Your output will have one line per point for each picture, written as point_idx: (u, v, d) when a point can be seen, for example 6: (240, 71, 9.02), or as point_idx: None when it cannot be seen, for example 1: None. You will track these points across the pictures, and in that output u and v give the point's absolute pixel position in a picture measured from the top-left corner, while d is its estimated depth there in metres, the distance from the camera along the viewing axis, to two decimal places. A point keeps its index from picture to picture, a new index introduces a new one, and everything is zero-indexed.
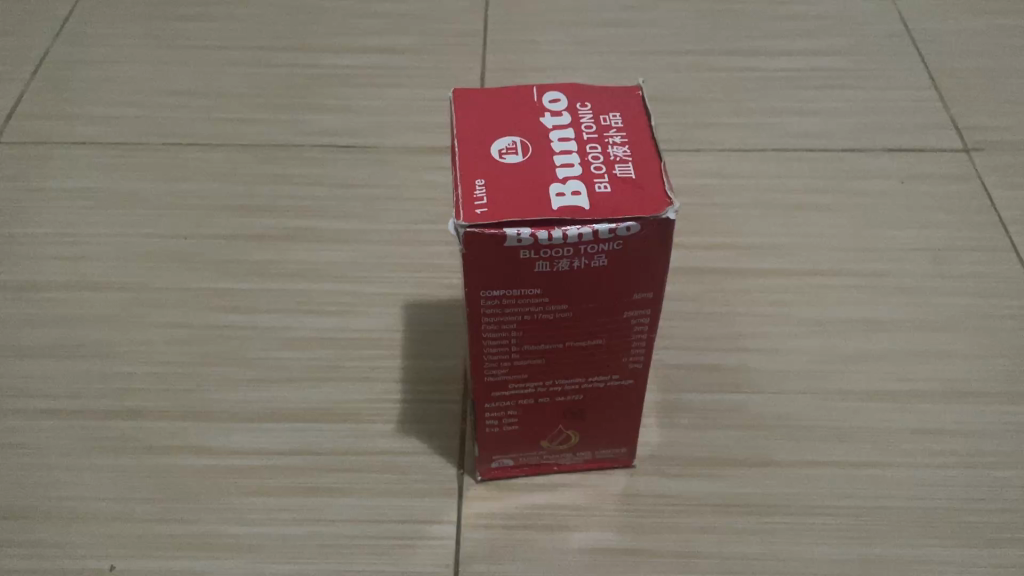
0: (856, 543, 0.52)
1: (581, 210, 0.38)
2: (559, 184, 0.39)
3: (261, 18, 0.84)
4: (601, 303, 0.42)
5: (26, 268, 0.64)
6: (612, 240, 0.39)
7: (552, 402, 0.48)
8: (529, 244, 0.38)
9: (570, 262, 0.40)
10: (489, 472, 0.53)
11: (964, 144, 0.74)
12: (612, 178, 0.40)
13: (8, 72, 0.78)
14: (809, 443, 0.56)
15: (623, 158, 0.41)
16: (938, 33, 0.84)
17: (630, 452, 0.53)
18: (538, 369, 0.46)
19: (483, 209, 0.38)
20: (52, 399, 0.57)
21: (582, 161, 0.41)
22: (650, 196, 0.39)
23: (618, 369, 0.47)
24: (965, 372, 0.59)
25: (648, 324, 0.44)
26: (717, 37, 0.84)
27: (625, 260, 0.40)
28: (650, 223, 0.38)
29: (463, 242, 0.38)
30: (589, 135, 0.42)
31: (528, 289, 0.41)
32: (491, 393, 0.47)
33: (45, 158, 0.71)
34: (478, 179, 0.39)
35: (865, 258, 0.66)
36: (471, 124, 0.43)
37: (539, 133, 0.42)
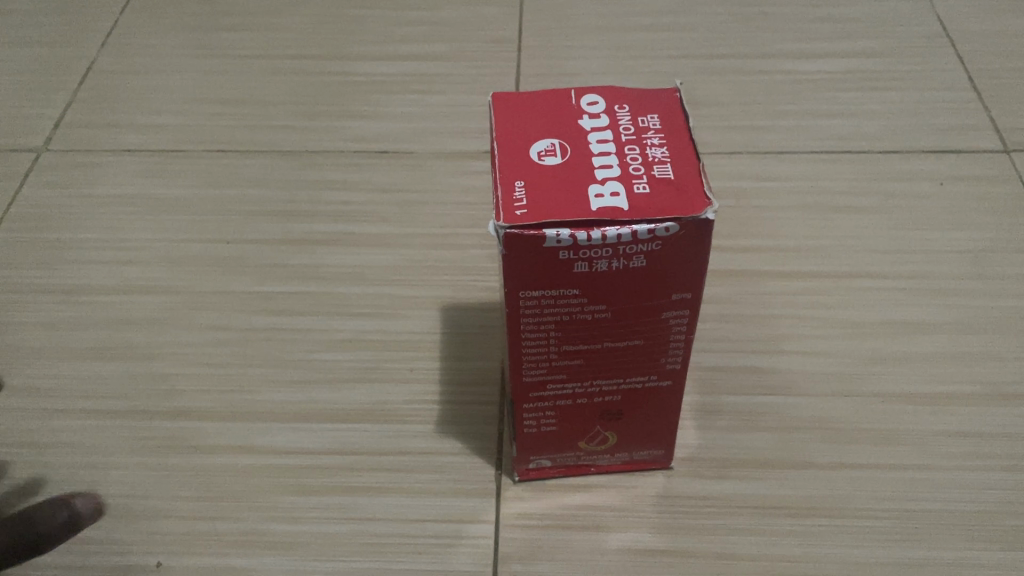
0: (899, 545, 0.51)
1: (621, 210, 0.38)
2: (598, 185, 0.39)
3: (299, 28, 0.86)
4: (639, 304, 0.42)
5: (75, 272, 0.66)
6: (651, 240, 0.38)
7: (590, 404, 0.48)
8: (569, 244, 0.38)
9: (608, 262, 0.40)
10: (528, 473, 0.53)
11: (1008, 144, 0.72)
12: (652, 179, 0.40)
13: (57, 83, 0.81)
14: (850, 446, 0.55)
15: (663, 159, 0.41)
16: (980, 33, 0.83)
17: (670, 453, 0.53)
18: (577, 370, 0.46)
19: (523, 211, 0.38)
20: (99, 399, 0.58)
21: (621, 163, 0.41)
22: (690, 196, 0.39)
23: (657, 371, 0.46)
24: (1010, 374, 0.58)
25: (687, 325, 0.44)
26: (751, 39, 0.83)
27: (664, 260, 0.40)
28: (690, 224, 0.38)
29: (503, 244, 0.38)
30: (627, 137, 0.42)
31: (567, 289, 0.41)
32: (530, 393, 0.47)
33: (94, 167, 0.73)
34: (518, 182, 0.40)
35: (905, 259, 0.65)
36: (513, 129, 0.43)
37: (578, 136, 0.43)
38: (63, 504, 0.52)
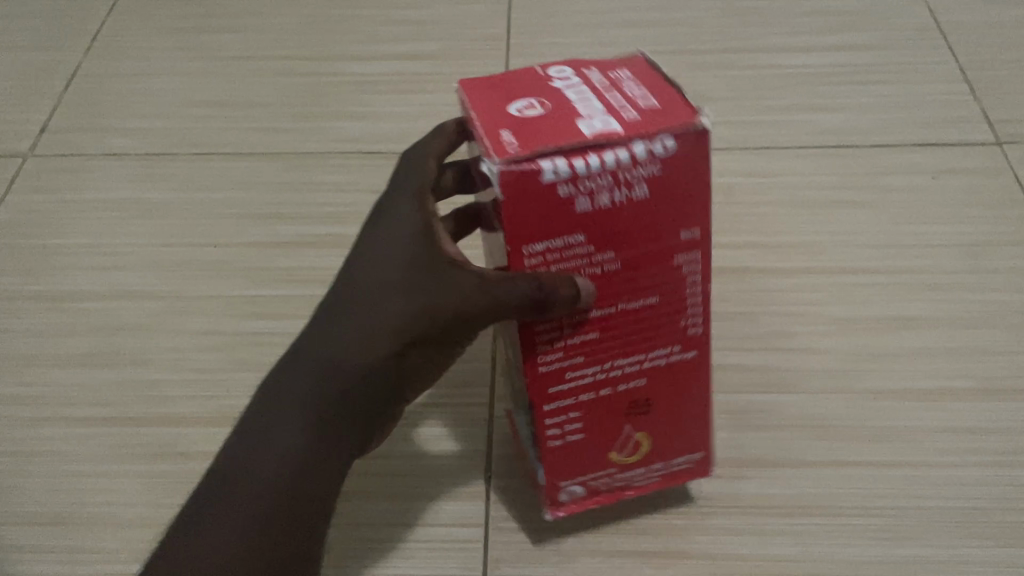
0: (893, 542, 0.50)
1: (614, 131, 0.36)
2: (585, 119, 0.37)
3: (287, 29, 0.85)
4: (649, 251, 0.39)
5: (62, 279, 0.66)
6: (650, 163, 0.36)
7: (618, 400, 0.43)
8: (567, 177, 0.35)
9: (611, 198, 0.37)
10: (564, 504, 0.47)
11: (999, 136, 0.72)
12: (638, 107, 0.38)
13: (43, 87, 0.80)
14: (842, 443, 0.55)
15: (644, 93, 0.39)
16: (970, 26, 0.82)
17: (711, 452, 0.48)
18: (596, 348, 0.41)
19: (513, 147, 0.35)
20: (85, 407, 0.58)
21: (601, 101, 0.39)
22: (679, 112, 0.37)
23: (680, 341, 0.42)
24: (1002, 369, 0.58)
25: (702, 272, 0.40)
26: (740, 34, 0.83)
27: (668, 185, 0.37)
28: (687, 132, 0.36)
29: (500, 184, 0.35)
30: (602, 84, 0.41)
31: (573, 240, 0.37)
32: (548, 389, 0.41)
33: (80, 171, 0.73)
34: (500, 129, 0.37)
35: (896, 254, 0.65)
36: (486, 87, 0.41)
37: (550, 87, 0.41)
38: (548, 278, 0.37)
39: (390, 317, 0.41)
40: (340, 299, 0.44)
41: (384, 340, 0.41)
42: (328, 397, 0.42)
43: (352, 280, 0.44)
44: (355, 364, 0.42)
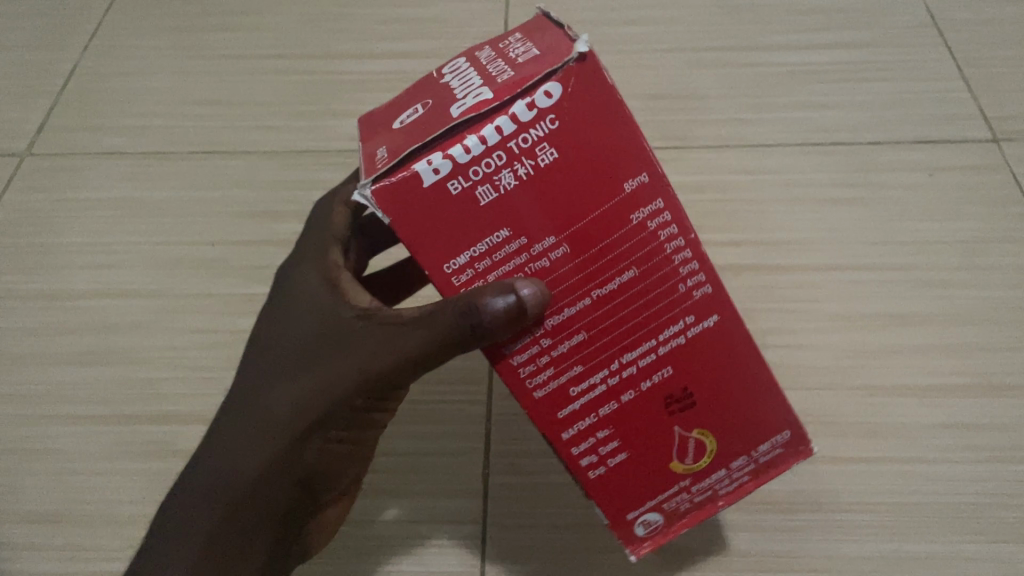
0: (886, 540, 0.51)
1: (486, 99, 0.34)
2: (461, 98, 0.35)
3: (283, 27, 0.85)
4: (596, 213, 0.35)
5: (61, 278, 0.66)
6: (541, 118, 0.33)
7: (649, 402, 0.38)
8: (450, 172, 0.33)
9: (512, 172, 0.34)
10: (647, 539, 0.41)
11: (996, 133, 0.72)
12: (517, 64, 0.35)
13: (40, 86, 0.80)
14: (838, 440, 0.55)
15: (527, 48, 0.36)
16: (967, 22, 0.82)
17: (799, 427, 0.40)
18: (594, 345, 0.37)
19: (381, 164, 0.34)
20: (85, 406, 0.58)
21: (481, 72, 0.36)
22: (559, 50, 0.34)
23: (689, 309, 0.37)
24: (998, 365, 0.58)
25: (670, 216, 0.35)
26: (738, 31, 0.83)
27: (574, 136, 0.34)
28: (570, 69, 0.33)
29: (376, 205, 0.33)
30: (486, 54, 0.38)
31: (496, 236, 0.35)
32: (558, 411, 0.38)
33: (77, 170, 0.73)
34: (376, 147, 0.35)
35: (892, 251, 0.65)
36: (374, 108, 0.40)
37: (432, 78, 0.39)
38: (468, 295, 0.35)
39: (296, 385, 0.42)
40: (256, 372, 0.44)
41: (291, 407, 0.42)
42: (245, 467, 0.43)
43: (266, 351, 0.45)
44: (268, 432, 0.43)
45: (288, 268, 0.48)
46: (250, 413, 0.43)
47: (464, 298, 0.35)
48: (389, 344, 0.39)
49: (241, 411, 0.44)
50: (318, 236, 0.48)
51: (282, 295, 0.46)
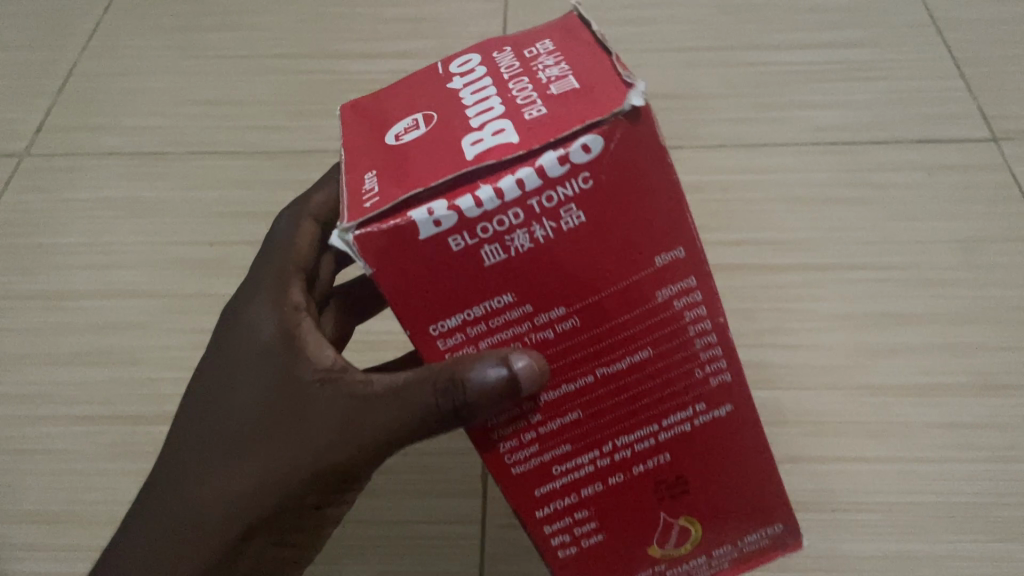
0: (885, 540, 0.52)
1: (511, 144, 0.30)
2: (475, 132, 0.31)
3: (282, 27, 0.85)
4: (614, 285, 0.31)
5: (60, 278, 0.66)
6: (572, 175, 0.29)
7: (640, 486, 0.34)
8: (455, 226, 0.29)
9: (528, 234, 0.30)
10: None
11: (995, 133, 0.72)
12: (550, 100, 0.31)
13: (39, 86, 0.80)
14: (836, 439, 0.55)
15: (559, 75, 0.33)
16: (967, 21, 0.82)
17: (791, 521, 0.37)
18: (590, 425, 0.33)
19: (372, 203, 0.29)
20: (85, 406, 0.58)
21: (504, 99, 0.33)
22: (607, 94, 0.30)
23: (702, 396, 0.34)
24: (997, 364, 0.58)
25: (701, 297, 0.32)
26: (737, 31, 0.83)
27: (602, 199, 0.30)
28: (614, 123, 0.29)
29: (359, 253, 0.29)
30: (510, 75, 0.34)
31: (497, 299, 0.31)
32: (539, 489, 0.34)
33: (76, 170, 0.73)
34: (369, 173, 0.32)
35: (891, 251, 0.65)
36: (372, 123, 0.36)
37: (447, 95, 0.35)
38: (450, 369, 0.31)
39: (251, 463, 0.38)
40: (203, 432, 0.41)
41: (246, 486, 0.38)
42: (192, 543, 0.40)
43: (218, 410, 0.40)
44: (219, 510, 0.39)
45: (243, 296, 0.43)
46: (199, 479, 0.40)
47: (449, 368, 0.31)
48: (354, 421, 0.36)
49: (186, 473, 0.40)
50: (279, 259, 0.44)
51: (235, 338, 0.41)
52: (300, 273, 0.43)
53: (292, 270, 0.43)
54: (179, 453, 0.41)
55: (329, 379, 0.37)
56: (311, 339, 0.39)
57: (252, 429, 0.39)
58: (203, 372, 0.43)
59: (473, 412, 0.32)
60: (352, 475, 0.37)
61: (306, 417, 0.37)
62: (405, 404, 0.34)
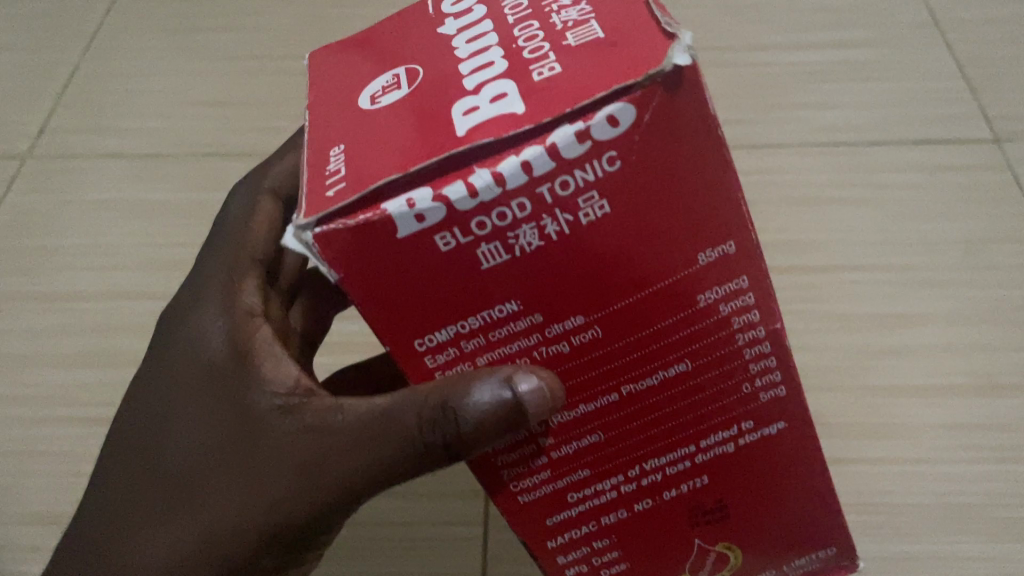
0: (887, 540, 0.52)
1: (515, 117, 0.27)
2: (472, 98, 0.29)
3: (283, 27, 0.85)
4: (654, 290, 0.29)
5: (63, 280, 0.66)
6: (595, 155, 0.26)
7: (671, 508, 0.35)
8: (445, 220, 0.27)
9: (536, 229, 0.27)
10: None
11: (997, 133, 0.71)
12: (562, 54, 0.29)
13: (41, 87, 0.80)
14: (838, 440, 0.56)
15: (576, 22, 0.30)
16: (968, 22, 0.82)
17: (840, 535, 0.37)
18: (616, 450, 0.33)
19: (335, 190, 0.27)
20: (87, 407, 0.59)
21: (506, 54, 0.30)
22: (639, 49, 0.27)
23: (751, 413, 0.33)
24: (1000, 365, 0.58)
25: (750, 301, 0.30)
26: (739, 31, 0.83)
27: (637, 194, 0.27)
28: (652, 92, 0.26)
29: (319, 252, 0.27)
30: (514, 19, 0.32)
31: (500, 306, 0.29)
32: (552, 518, 0.34)
33: (78, 172, 0.73)
34: (337, 146, 0.30)
35: (893, 251, 0.65)
36: (344, 83, 0.34)
37: (444, 48, 0.32)
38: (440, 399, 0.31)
39: (218, 506, 0.37)
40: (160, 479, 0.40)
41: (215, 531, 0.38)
42: None
43: (173, 448, 0.40)
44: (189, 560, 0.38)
45: (189, 313, 0.43)
46: (160, 527, 0.39)
47: (441, 390, 0.30)
48: (317, 453, 0.35)
49: (146, 524, 0.39)
50: (226, 264, 0.45)
51: (187, 365, 0.41)
52: (255, 271, 0.45)
53: (246, 269, 0.44)
54: (131, 495, 0.41)
55: (289, 410, 0.37)
56: (267, 357, 0.39)
57: (214, 467, 0.38)
58: (152, 404, 0.42)
59: (468, 441, 0.32)
60: (320, 520, 0.36)
61: (266, 451, 0.36)
62: (376, 441, 0.34)
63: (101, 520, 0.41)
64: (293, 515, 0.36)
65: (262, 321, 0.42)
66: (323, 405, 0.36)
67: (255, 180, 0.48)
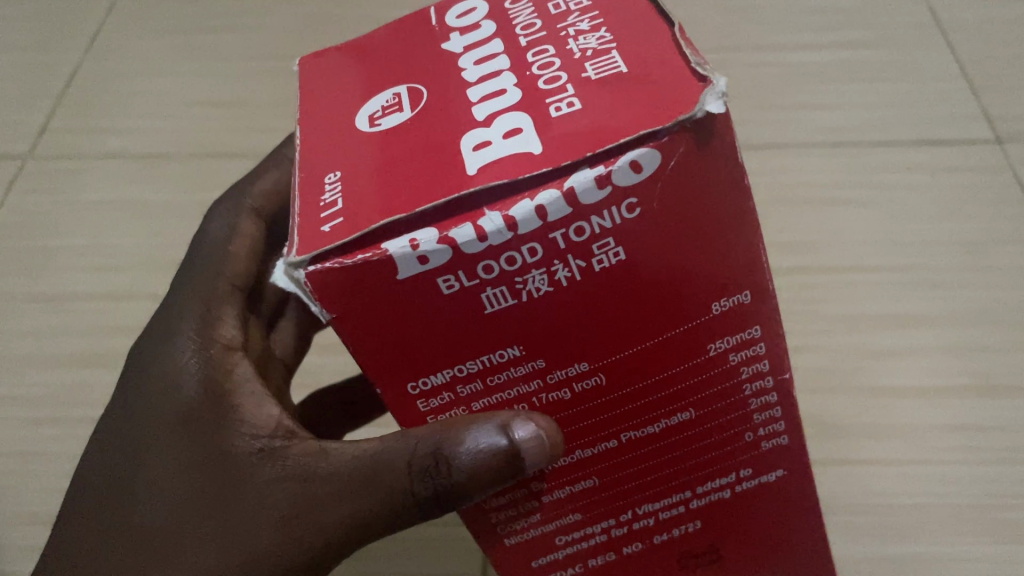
0: (888, 542, 0.52)
1: (533, 158, 0.26)
2: (482, 131, 0.28)
3: (283, 25, 0.84)
4: (663, 338, 0.28)
5: (65, 280, 0.66)
6: (615, 202, 0.25)
7: (663, 550, 0.35)
8: (448, 265, 0.26)
9: (545, 275, 0.26)
10: None
11: (999, 134, 0.72)
12: (582, 88, 0.28)
13: (41, 86, 0.80)
14: (842, 440, 0.56)
15: (596, 51, 0.29)
16: (970, 22, 0.82)
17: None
18: (611, 493, 0.32)
19: (332, 225, 0.26)
20: (89, 408, 0.58)
21: (520, 82, 0.29)
22: (670, 92, 0.26)
23: (750, 461, 0.33)
24: (1003, 365, 0.58)
25: (762, 352, 0.30)
26: (742, 31, 0.83)
27: (652, 244, 0.26)
28: (678, 138, 0.25)
29: (313, 291, 0.26)
30: (528, 41, 0.31)
31: (503, 352, 0.28)
32: (539, 557, 0.34)
33: (79, 171, 0.73)
34: (333, 171, 0.29)
35: (896, 252, 0.65)
36: (340, 96, 0.33)
37: (450, 69, 0.31)
38: (430, 442, 0.30)
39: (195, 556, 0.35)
40: (127, 531, 0.37)
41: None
42: None
43: (137, 493, 0.37)
44: None
45: (159, 345, 0.41)
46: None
47: (435, 435, 0.30)
48: (305, 496, 0.34)
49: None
50: (201, 293, 0.43)
51: (157, 402, 0.39)
52: (234, 297, 0.44)
53: (223, 296, 0.43)
54: (94, 549, 0.37)
55: (270, 454, 0.35)
56: (246, 395, 0.38)
57: (190, 514, 0.35)
58: (117, 447, 0.39)
59: (461, 490, 0.31)
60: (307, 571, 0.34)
61: (248, 494, 0.34)
62: (366, 484, 0.33)
63: (50, 574, 0.38)
64: (281, 564, 0.34)
65: (241, 354, 0.40)
66: (307, 449, 0.35)
67: (234, 203, 0.48)
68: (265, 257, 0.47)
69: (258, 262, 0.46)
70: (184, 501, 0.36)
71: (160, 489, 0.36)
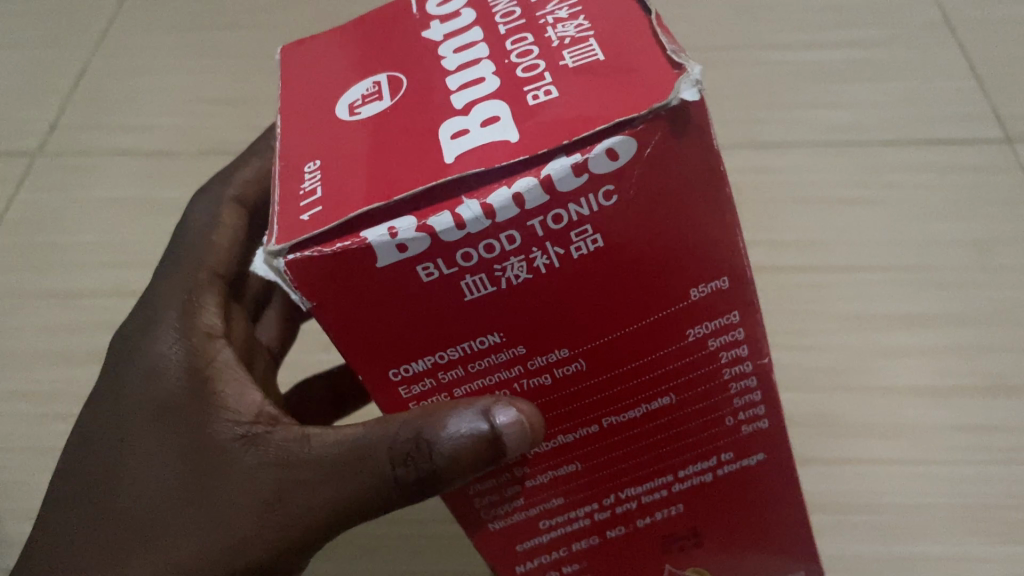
0: (890, 541, 0.52)
1: (510, 145, 0.26)
2: (460, 120, 0.28)
3: (291, 24, 0.84)
4: (641, 325, 0.28)
5: (75, 276, 0.66)
6: (592, 189, 0.25)
7: (646, 535, 0.34)
8: (427, 252, 0.26)
9: (524, 262, 0.26)
10: None
11: (1010, 133, 0.71)
12: (559, 76, 0.28)
13: (52, 84, 0.81)
14: (846, 439, 0.56)
15: (574, 39, 0.29)
16: (981, 21, 0.81)
17: (810, 563, 0.37)
18: (591, 478, 0.32)
19: (311, 213, 0.26)
20: None
21: (498, 70, 0.29)
22: (646, 80, 0.26)
23: (732, 446, 0.32)
24: (1010, 366, 0.57)
25: (741, 338, 0.30)
26: (750, 30, 0.82)
27: (629, 228, 0.26)
28: (654, 124, 0.25)
29: (291, 279, 0.26)
30: (507, 29, 0.31)
31: (483, 339, 0.28)
32: (520, 543, 0.34)
33: (88, 169, 0.73)
34: (314, 160, 0.29)
35: (903, 252, 0.64)
36: (321, 84, 0.33)
37: (429, 58, 0.31)
38: (410, 425, 0.30)
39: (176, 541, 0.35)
40: (111, 517, 0.37)
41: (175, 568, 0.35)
42: None
43: (119, 482, 0.37)
44: None
45: (144, 335, 0.41)
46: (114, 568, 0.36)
47: (416, 421, 0.30)
48: (284, 480, 0.34)
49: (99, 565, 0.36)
50: (183, 283, 0.44)
51: (140, 390, 0.39)
52: (215, 285, 0.44)
53: (205, 285, 0.44)
54: (79, 535, 0.38)
55: (252, 440, 0.35)
56: (230, 382, 0.38)
57: (172, 500, 0.36)
58: (101, 436, 0.40)
59: (439, 474, 0.31)
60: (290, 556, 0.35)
61: (229, 479, 0.35)
62: (346, 469, 0.33)
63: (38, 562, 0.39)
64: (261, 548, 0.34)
65: (223, 342, 0.41)
66: (287, 435, 0.35)
67: (216, 195, 0.49)
68: (247, 245, 0.48)
69: (237, 253, 0.47)
70: (166, 486, 0.36)
71: (143, 475, 0.37)
